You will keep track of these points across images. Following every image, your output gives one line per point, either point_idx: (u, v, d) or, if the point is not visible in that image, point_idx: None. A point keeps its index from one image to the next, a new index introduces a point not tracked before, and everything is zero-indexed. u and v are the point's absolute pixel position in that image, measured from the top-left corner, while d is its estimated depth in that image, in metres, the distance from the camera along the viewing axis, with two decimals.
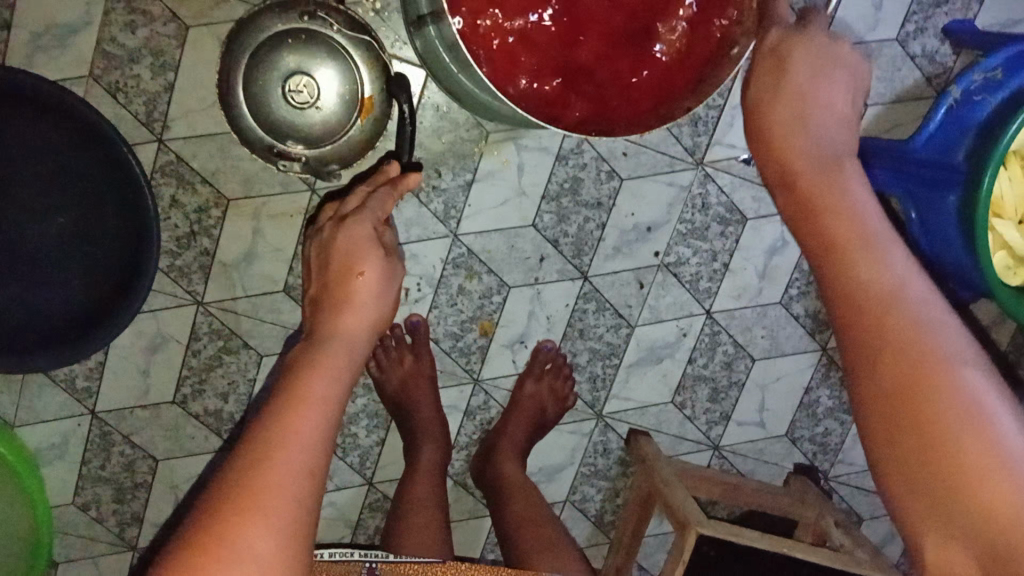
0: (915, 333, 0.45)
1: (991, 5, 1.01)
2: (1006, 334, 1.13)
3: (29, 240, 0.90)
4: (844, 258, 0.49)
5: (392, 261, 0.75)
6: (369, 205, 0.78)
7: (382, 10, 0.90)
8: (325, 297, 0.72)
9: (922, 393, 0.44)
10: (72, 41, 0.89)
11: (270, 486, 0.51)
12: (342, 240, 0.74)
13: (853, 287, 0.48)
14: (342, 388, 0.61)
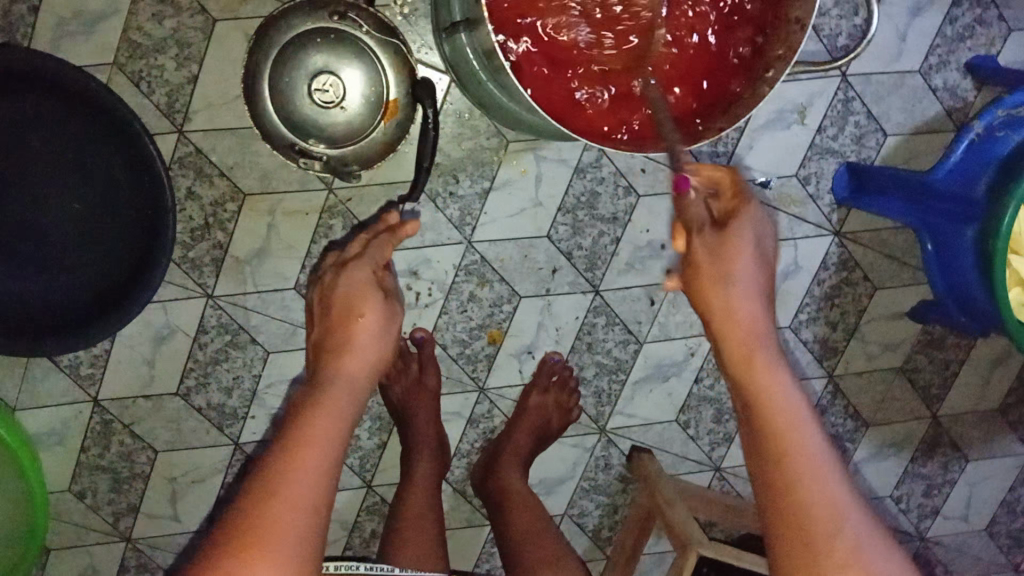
0: (821, 496, 0.52)
1: (1014, 43, 1.02)
2: (1012, 370, 1.14)
3: (42, 223, 0.89)
4: (768, 440, 0.55)
5: (394, 304, 0.77)
6: (370, 251, 0.82)
7: (410, 14, 0.91)
8: (325, 340, 0.73)
9: (818, 550, 0.50)
10: (97, 27, 0.89)
11: (274, 523, 0.55)
12: (344, 285, 0.77)
13: (774, 468, 0.54)
14: (345, 431, 0.63)
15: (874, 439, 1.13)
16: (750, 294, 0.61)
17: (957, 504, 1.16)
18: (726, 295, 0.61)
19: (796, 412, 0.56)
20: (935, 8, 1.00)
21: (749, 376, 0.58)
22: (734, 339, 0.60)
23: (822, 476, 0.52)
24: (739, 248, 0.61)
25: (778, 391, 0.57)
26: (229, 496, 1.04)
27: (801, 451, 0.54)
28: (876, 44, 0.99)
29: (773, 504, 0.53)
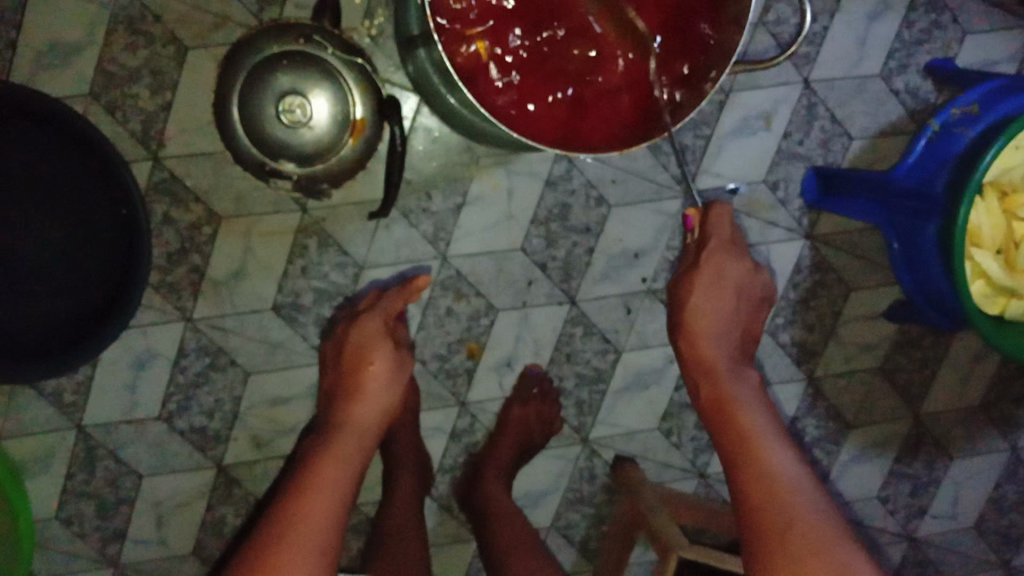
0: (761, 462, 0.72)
1: (971, 45, 1.04)
2: (989, 367, 1.15)
3: (14, 246, 0.90)
4: (745, 459, 0.74)
5: (402, 351, 0.87)
6: (381, 303, 0.89)
7: (377, 36, 0.93)
8: (341, 386, 0.84)
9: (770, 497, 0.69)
10: (72, 59, 0.91)
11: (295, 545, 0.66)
12: (355, 336, 0.87)
13: (749, 477, 0.72)
14: (353, 468, 0.76)
15: (857, 440, 1.14)
16: (713, 340, 0.84)
17: (943, 502, 1.17)
18: (699, 341, 0.84)
19: (761, 432, 0.76)
20: (891, 13, 1.02)
21: (727, 414, 0.78)
22: (709, 380, 0.82)
23: (787, 486, 0.70)
24: (700, 300, 0.85)
25: (750, 420, 0.77)
26: (214, 519, 1.04)
27: (769, 464, 0.72)
28: (836, 51, 1.01)
29: (747, 508, 0.71)
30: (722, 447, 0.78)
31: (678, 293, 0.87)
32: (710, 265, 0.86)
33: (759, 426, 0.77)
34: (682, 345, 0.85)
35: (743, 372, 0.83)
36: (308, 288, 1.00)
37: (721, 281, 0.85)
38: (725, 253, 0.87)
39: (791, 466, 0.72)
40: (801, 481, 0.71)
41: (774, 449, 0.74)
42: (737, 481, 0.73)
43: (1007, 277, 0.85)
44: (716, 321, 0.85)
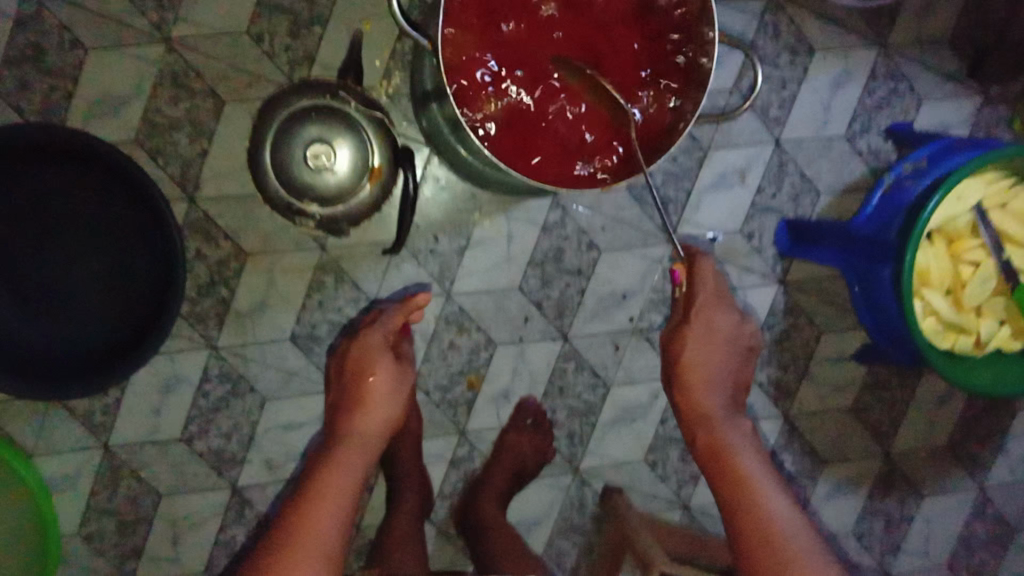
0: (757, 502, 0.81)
1: (928, 111, 1.15)
2: (956, 410, 1.23)
3: (73, 273, 1.01)
4: (740, 500, 0.82)
5: (399, 364, 0.92)
6: (381, 321, 0.95)
7: (394, 95, 1.05)
8: (345, 398, 0.90)
9: (768, 538, 0.78)
10: (122, 110, 1.03)
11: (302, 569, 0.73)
12: (356, 353, 0.92)
13: (743, 516, 0.81)
14: (354, 483, 0.81)
15: (833, 476, 1.21)
16: (709, 390, 0.90)
17: (916, 539, 1.23)
18: (696, 389, 0.90)
19: (753, 470, 0.84)
20: (854, 82, 1.13)
21: (722, 457, 0.85)
22: (701, 420, 0.89)
23: (782, 528, 0.79)
24: (694, 351, 0.90)
25: (742, 458, 0.85)
26: (227, 539, 1.11)
27: (761, 503, 0.81)
28: (805, 114, 1.13)
29: (748, 546, 0.79)
30: (716, 487, 0.86)
31: (671, 341, 0.92)
32: (702, 320, 0.91)
33: (752, 466, 0.85)
34: (673, 386, 0.92)
35: (734, 417, 0.90)
36: (323, 320, 1.09)
37: (711, 334, 0.91)
38: (714, 308, 0.92)
39: (780, 505, 0.81)
40: (795, 523, 0.80)
41: (765, 486, 0.82)
42: (734, 520, 0.82)
43: (954, 313, 0.96)
44: (710, 372, 0.90)
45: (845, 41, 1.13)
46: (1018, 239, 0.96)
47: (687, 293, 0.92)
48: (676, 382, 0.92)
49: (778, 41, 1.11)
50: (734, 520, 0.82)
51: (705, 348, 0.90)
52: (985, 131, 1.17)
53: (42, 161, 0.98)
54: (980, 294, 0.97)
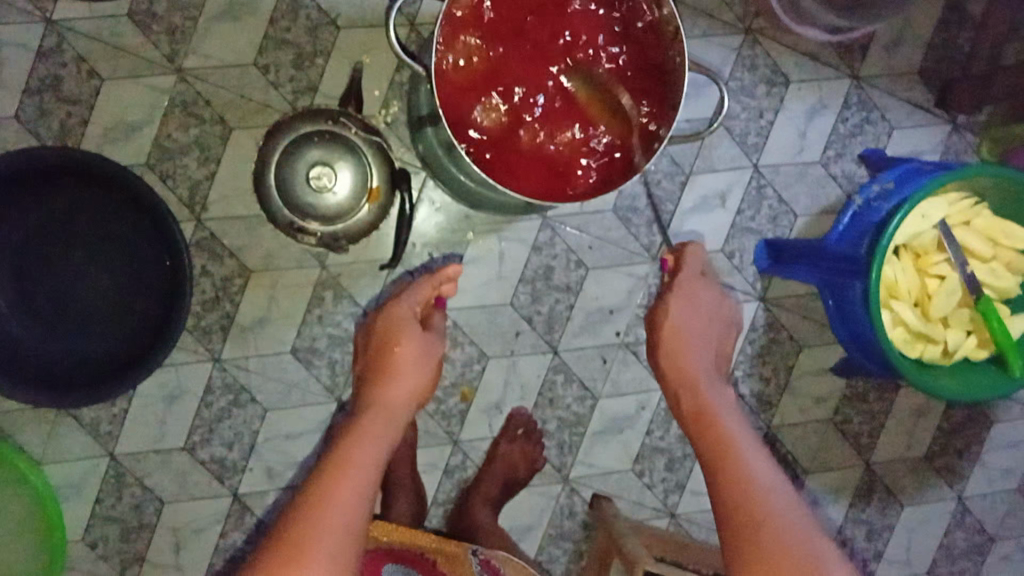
0: (736, 460, 0.73)
1: (899, 137, 1.21)
2: (932, 422, 1.27)
3: (89, 288, 1.07)
4: (718, 464, 0.73)
5: (427, 334, 0.93)
6: (409, 291, 0.98)
7: (392, 122, 1.11)
8: (372, 365, 0.90)
9: (744, 494, 0.68)
10: (134, 135, 1.08)
11: (313, 533, 0.63)
12: (383, 322, 0.94)
13: (725, 476, 0.72)
14: (395, 437, 0.80)
15: (813, 485, 1.25)
16: (694, 356, 0.89)
17: (896, 548, 1.27)
18: (680, 353, 0.89)
19: (734, 432, 0.78)
20: (828, 111, 1.19)
21: (702, 414, 0.82)
22: (683, 384, 0.87)
23: (764, 491, 0.68)
24: (676, 317, 0.91)
25: (723, 421, 0.80)
26: (227, 545, 1.15)
27: (739, 467, 0.72)
28: (782, 141, 1.19)
29: (720, 502, 0.70)
30: (700, 453, 0.78)
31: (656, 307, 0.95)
32: (682, 292, 0.94)
33: (732, 423, 0.80)
34: (658, 357, 0.92)
35: (715, 381, 0.87)
36: (323, 334, 1.14)
37: (694, 302, 0.93)
38: (698, 283, 0.95)
39: (761, 464, 0.73)
40: (788, 494, 0.68)
41: (745, 450, 0.75)
42: (714, 481, 0.72)
43: (921, 323, 1.02)
44: (691, 336, 0.91)
45: (820, 72, 1.19)
46: (982, 255, 1.02)
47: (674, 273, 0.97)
48: (661, 348, 0.91)
49: (755, 72, 1.17)
50: (709, 480, 0.74)
51: (695, 308, 0.93)
52: (955, 156, 1.23)
53: (51, 188, 1.04)
54: (947, 306, 1.02)
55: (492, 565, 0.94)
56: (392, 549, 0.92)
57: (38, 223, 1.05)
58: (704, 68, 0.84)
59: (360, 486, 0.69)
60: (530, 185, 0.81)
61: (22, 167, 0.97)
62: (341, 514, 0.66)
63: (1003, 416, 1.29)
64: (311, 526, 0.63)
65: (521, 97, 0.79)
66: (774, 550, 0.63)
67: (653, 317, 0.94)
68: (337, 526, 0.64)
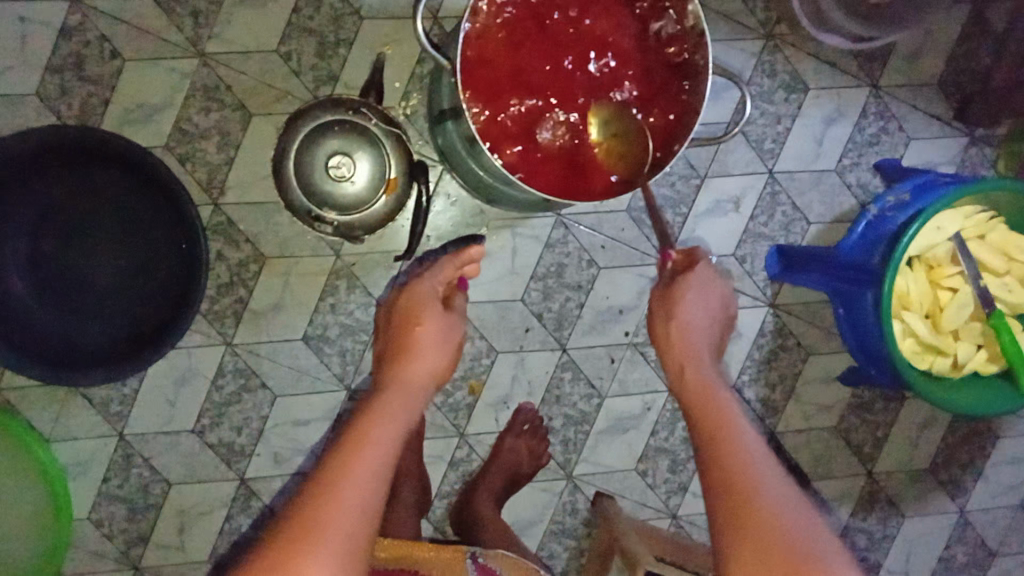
0: (733, 437, 0.71)
1: (915, 149, 1.22)
2: (937, 434, 1.28)
3: (105, 268, 1.08)
4: (712, 436, 0.71)
5: (448, 316, 0.94)
6: (432, 271, 0.98)
7: (411, 114, 1.12)
8: (393, 343, 0.91)
9: (734, 466, 0.66)
10: (155, 117, 1.09)
11: (333, 508, 0.62)
12: (405, 300, 0.94)
13: (718, 445, 0.70)
14: (417, 412, 0.80)
15: (815, 493, 1.26)
16: (698, 343, 0.88)
17: (895, 559, 1.28)
18: (685, 335, 0.88)
19: (734, 413, 0.75)
20: (845, 119, 1.20)
21: (700, 393, 0.80)
22: (684, 363, 0.85)
23: (758, 467, 0.66)
24: (688, 304, 0.90)
25: (720, 398, 0.78)
26: (233, 528, 1.16)
27: (734, 439, 0.70)
28: (798, 148, 1.19)
29: (710, 471, 0.67)
30: (692, 426, 0.76)
31: (665, 290, 0.92)
32: (698, 279, 0.91)
33: (731, 405, 0.77)
34: (664, 345, 0.90)
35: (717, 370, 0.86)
36: (335, 322, 1.15)
37: (701, 294, 0.91)
38: (707, 279, 0.92)
39: (756, 443, 0.70)
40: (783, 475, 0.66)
41: (741, 426, 0.73)
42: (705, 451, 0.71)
43: (932, 335, 1.03)
44: (695, 327, 0.89)
45: (838, 81, 1.19)
46: (995, 269, 1.03)
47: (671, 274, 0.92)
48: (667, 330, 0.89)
49: (773, 78, 1.18)
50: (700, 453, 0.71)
51: (698, 304, 0.90)
52: (970, 169, 1.23)
53: (70, 167, 1.05)
54: (959, 318, 1.02)
55: (488, 568, 0.93)
56: (387, 570, 0.93)
57: (57, 201, 1.06)
58: (726, 71, 0.84)
59: (382, 453, 0.69)
60: (546, 185, 0.82)
61: (43, 146, 0.97)
62: (359, 482, 0.65)
63: (1008, 431, 1.29)
64: (332, 494, 0.64)
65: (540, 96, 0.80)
66: (761, 517, 0.61)
67: (657, 311, 0.92)
68: (360, 497, 0.64)
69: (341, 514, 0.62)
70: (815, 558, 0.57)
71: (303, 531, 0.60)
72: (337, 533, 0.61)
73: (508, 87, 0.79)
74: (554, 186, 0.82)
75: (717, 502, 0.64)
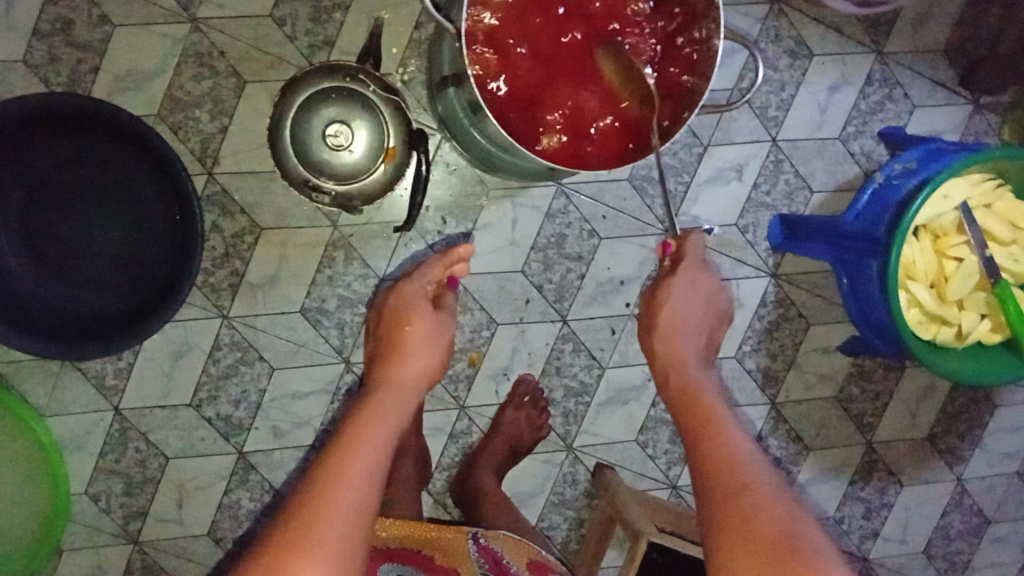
0: (722, 435, 0.72)
1: (919, 116, 1.20)
2: (937, 403, 1.28)
3: (96, 240, 1.06)
4: (705, 443, 0.72)
5: (439, 315, 0.93)
6: (421, 271, 0.97)
7: (409, 81, 1.09)
8: (382, 345, 0.90)
9: (726, 467, 0.67)
10: (146, 84, 1.06)
11: (322, 510, 0.61)
12: (394, 301, 0.93)
13: (708, 453, 0.70)
14: (407, 418, 0.79)
15: (815, 462, 1.26)
16: (687, 342, 0.89)
17: (894, 528, 1.29)
18: (674, 339, 0.89)
19: (722, 414, 0.76)
20: (850, 86, 1.18)
21: (691, 395, 0.80)
22: (671, 369, 0.86)
23: (750, 468, 0.67)
24: (676, 302, 0.90)
25: (709, 403, 0.78)
26: (231, 502, 1.15)
27: (726, 440, 0.71)
28: (801, 115, 1.18)
29: (706, 474, 0.68)
30: (685, 431, 0.77)
31: (654, 289, 0.94)
32: (686, 277, 0.92)
33: (721, 408, 0.78)
34: (652, 341, 0.91)
35: (706, 370, 0.87)
36: (332, 294, 1.13)
37: (693, 289, 0.92)
38: (698, 274, 0.93)
39: (746, 443, 0.71)
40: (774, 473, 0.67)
41: (731, 429, 0.73)
42: (694, 458, 0.71)
43: (937, 305, 1.02)
44: (685, 322, 0.90)
45: (844, 47, 1.17)
46: (1001, 237, 1.02)
47: (675, 256, 0.94)
48: (654, 331, 0.91)
49: (778, 45, 1.16)
50: (693, 456, 0.72)
51: (689, 293, 0.91)
52: (974, 137, 1.22)
53: (59, 136, 1.02)
54: (964, 289, 1.02)
55: (490, 551, 0.93)
56: (390, 548, 0.92)
57: (45, 172, 1.04)
58: (734, 34, 0.82)
59: (374, 460, 0.68)
60: (553, 152, 0.80)
61: (31, 114, 0.95)
62: (353, 487, 0.64)
63: (1006, 399, 1.30)
64: (324, 498, 0.62)
65: (547, 61, 0.78)
66: (754, 514, 0.61)
67: (648, 308, 0.93)
68: (350, 503, 0.63)
69: (335, 513, 0.61)
70: (806, 542, 0.58)
71: (292, 537, 0.58)
72: (330, 533, 0.59)
73: (512, 51, 0.77)
74: (562, 154, 0.81)
75: (710, 504, 0.65)
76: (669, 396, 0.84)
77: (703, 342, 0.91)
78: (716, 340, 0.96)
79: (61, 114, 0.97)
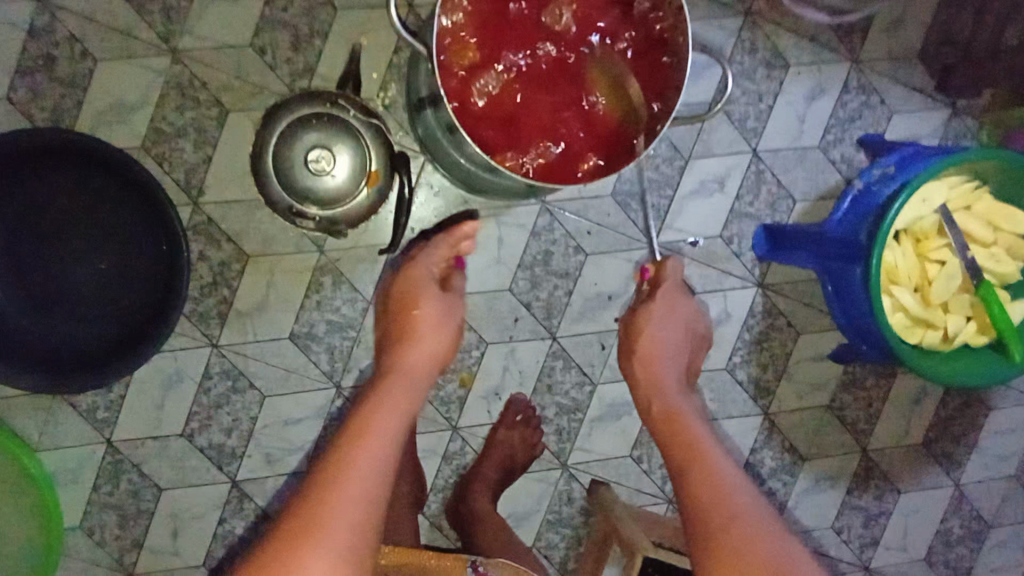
0: (706, 461, 0.72)
1: (897, 122, 1.21)
2: (930, 408, 1.28)
3: (83, 272, 1.06)
4: (687, 469, 0.72)
5: (447, 297, 0.96)
6: (426, 253, 0.98)
7: (390, 105, 1.11)
8: (392, 330, 0.92)
9: (710, 495, 0.67)
10: (130, 117, 1.07)
11: (331, 502, 0.66)
12: (401, 283, 0.95)
13: (692, 479, 0.70)
14: (416, 403, 0.82)
15: (811, 472, 1.25)
16: (664, 364, 0.89)
17: (894, 535, 1.28)
18: (652, 366, 0.89)
19: (701, 437, 0.77)
20: (827, 94, 1.19)
21: (673, 418, 0.81)
22: (651, 395, 0.86)
23: (734, 496, 0.67)
24: (654, 326, 0.91)
25: (692, 428, 0.78)
26: (226, 532, 1.14)
27: (709, 466, 0.71)
28: (781, 125, 1.19)
29: (690, 499, 0.68)
30: (667, 453, 0.77)
31: (634, 313, 0.95)
32: (664, 300, 0.94)
33: (701, 433, 0.78)
34: (631, 362, 0.91)
35: (685, 391, 0.88)
36: (321, 319, 1.13)
37: (670, 311, 0.94)
38: (678, 295, 0.96)
39: (730, 468, 0.71)
40: (759, 501, 0.67)
41: (714, 453, 0.73)
42: (679, 483, 0.71)
43: (922, 309, 1.03)
44: (665, 346, 0.90)
45: (819, 56, 1.18)
46: (981, 238, 1.03)
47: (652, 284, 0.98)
48: (633, 356, 0.91)
49: (754, 56, 1.17)
50: (677, 483, 0.72)
51: (667, 316, 0.93)
52: (954, 140, 1.23)
53: (44, 171, 1.03)
54: (947, 291, 1.03)
55: None
56: None
57: (31, 206, 1.04)
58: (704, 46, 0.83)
59: (381, 451, 0.72)
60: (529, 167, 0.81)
61: (16, 150, 0.95)
62: (358, 477, 0.69)
63: (999, 401, 1.29)
64: (332, 491, 0.67)
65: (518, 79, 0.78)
66: (737, 550, 0.61)
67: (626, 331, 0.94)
68: (354, 500, 0.67)
69: (340, 505, 0.66)
70: None
71: (301, 530, 0.64)
72: (335, 527, 0.64)
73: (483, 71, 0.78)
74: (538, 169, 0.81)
75: (693, 539, 0.65)
76: (653, 418, 0.84)
77: (684, 362, 0.92)
78: (696, 359, 0.97)
79: (45, 148, 0.98)
